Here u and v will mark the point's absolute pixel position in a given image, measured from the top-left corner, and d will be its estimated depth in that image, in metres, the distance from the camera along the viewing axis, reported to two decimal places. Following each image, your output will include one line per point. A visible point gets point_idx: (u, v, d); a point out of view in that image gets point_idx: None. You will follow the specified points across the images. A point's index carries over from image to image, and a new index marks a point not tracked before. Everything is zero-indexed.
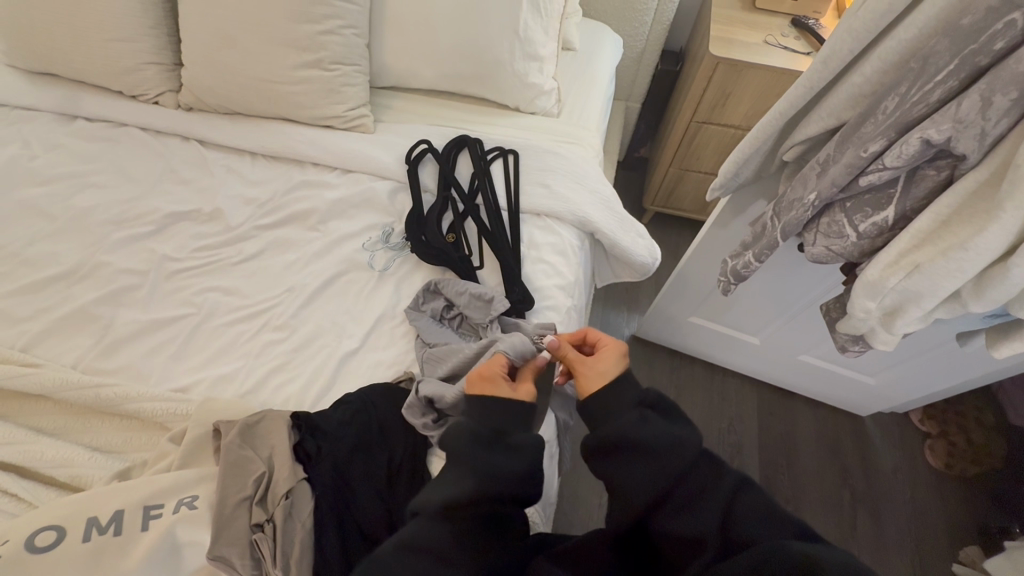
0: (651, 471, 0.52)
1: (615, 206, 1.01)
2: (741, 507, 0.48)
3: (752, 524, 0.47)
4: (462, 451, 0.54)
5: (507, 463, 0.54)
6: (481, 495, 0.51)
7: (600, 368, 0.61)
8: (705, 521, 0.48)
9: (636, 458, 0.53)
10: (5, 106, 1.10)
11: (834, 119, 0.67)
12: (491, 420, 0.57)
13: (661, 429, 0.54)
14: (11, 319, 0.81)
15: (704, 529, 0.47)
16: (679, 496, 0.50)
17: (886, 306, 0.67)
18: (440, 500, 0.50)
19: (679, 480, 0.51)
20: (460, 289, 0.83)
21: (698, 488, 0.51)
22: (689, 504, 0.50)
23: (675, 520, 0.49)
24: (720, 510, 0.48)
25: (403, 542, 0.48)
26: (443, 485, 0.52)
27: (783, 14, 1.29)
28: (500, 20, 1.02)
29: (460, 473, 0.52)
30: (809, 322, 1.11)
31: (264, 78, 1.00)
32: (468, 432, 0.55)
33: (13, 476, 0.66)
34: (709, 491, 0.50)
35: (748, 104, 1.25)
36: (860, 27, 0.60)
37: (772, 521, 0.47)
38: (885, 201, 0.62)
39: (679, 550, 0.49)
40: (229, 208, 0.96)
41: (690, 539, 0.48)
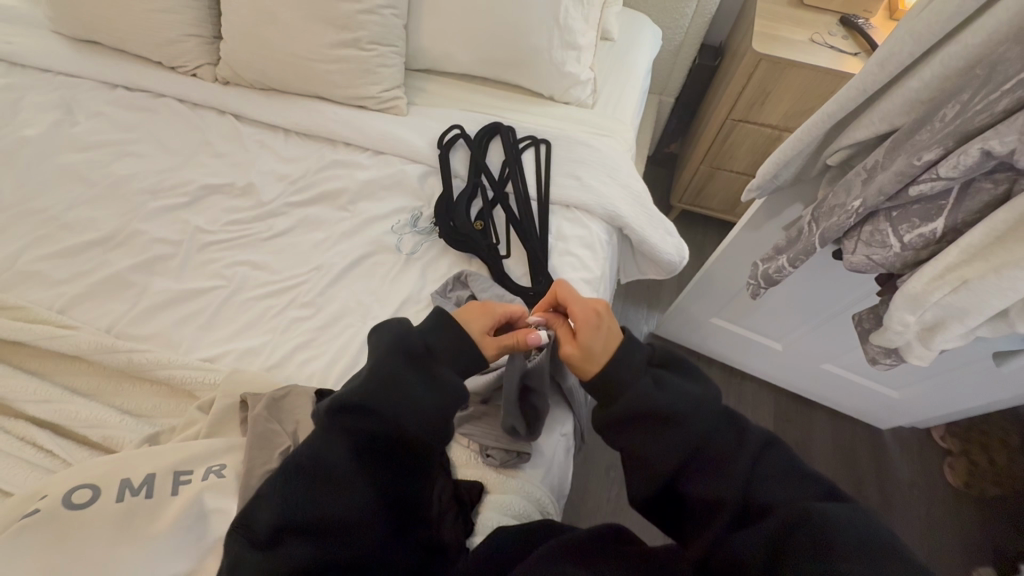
0: (670, 439, 0.51)
1: (646, 202, 1.00)
2: (760, 472, 0.48)
3: (770, 488, 0.47)
4: (389, 363, 0.55)
5: (422, 392, 0.55)
6: (379, 416, 0.53)
7: (602, 328, 0.58)
8: (722, 487, 0.48)
9: (648, 428, 0.52)
10: (48, 72, 1.12)
11: (887, 124, 0.65)
12: (424, 336, 0.58)
13: (672, 392, 0.53)
14: (49, 281, 0.83)
15: (723, 494, 0.48)
16: (700, 463, 0.50)
17: (926, 321, 0.65)
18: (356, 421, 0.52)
19: (697, 451, 0.51)
20: (483, 284, 0.82)
21: (717, 457, 0.50)
22: (707, 470, 0.50)
23: (695, 485, 0.50)
24: (741, 479, 0.48)
25: (291, 462, 0.51)
26: (356, 403, 0.53)
27: (831, 12, 1.24)
28: (540, 6, 1.01)
29: (372, 386, 0.54)
30: (837, 330, 1.08)
31: (301, 55, 1.00)
32: (400, 337, 0.57)
33: (50, 433, 0.68)
34: (726, 461, 0.49)
35: (789, 104, 1.22)
36: (922, 30, 0.58)
37: (792, 484, 0.47)
38: (935, 212, 0.60)
39: (698, 510, 0.49)
40: (262, 183, 0.97)
41: (709, 502, 0.49)
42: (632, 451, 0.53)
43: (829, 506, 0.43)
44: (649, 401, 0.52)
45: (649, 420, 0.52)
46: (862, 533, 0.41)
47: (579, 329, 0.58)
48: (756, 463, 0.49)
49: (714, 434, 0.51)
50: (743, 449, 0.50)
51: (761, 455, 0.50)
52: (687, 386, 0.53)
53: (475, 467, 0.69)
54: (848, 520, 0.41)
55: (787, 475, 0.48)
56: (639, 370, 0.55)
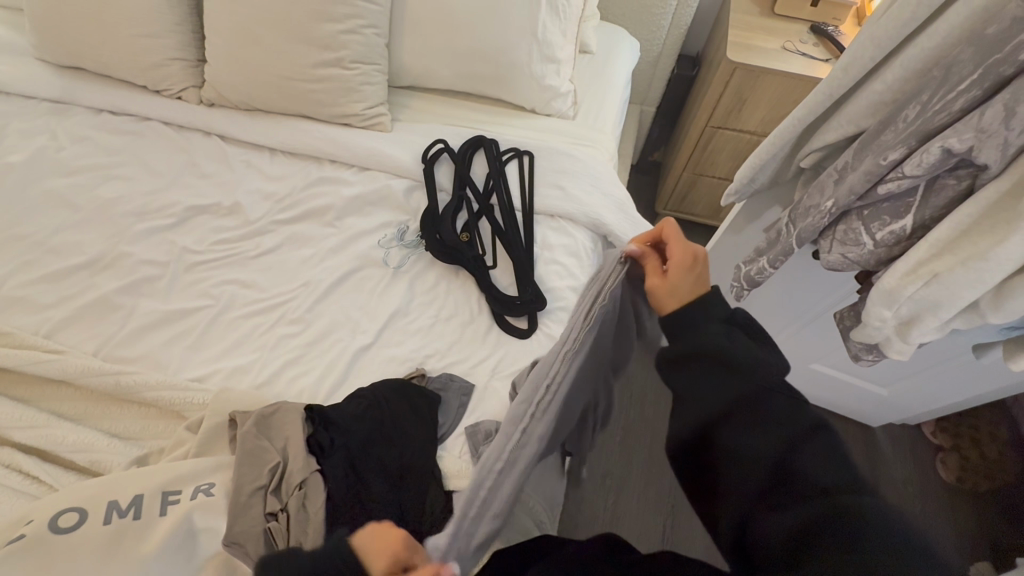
0: (720, 385, 0.44)
1: (630, 209, 1.02)
2: (809, 448, 0.40)
3: (815, 465, 0.39)
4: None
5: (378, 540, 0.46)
6: None
7: (692, 273, 0.53)
8: (761, 451, 0.41)
9: (703, 370, 0.45)
10: (32, 98, 1.12)
11: (854, 126, 0.67)
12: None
13: (746, 347, 0.46)
14: (36, 306, 0.83)
15: (758, 461, 0.40)
16: (749, 414, 0.42)
17: (902, 316, 0.66)
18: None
19: (745, 402, 0.43)
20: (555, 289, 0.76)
21: (765, 413, 0.42)
22: (749, 425, 0.42)
23: (730, 440, 0.42)
24: (784, 446, 0.41)
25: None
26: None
27: (802, 20, 1.28)
28: (519, 23, 1.03)
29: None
30: (822, 330, 1.10)
31: (285, 75, 1.02)
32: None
33: (37, 459, 0.68)
34: (774, 421, 0.42)
35: (765, 110, 1.25)
36: (881, 36, 0.60)
37: (837, 467, 0.40)
38: (904, 210, 0.62)
39: (725, 472, 0.42)
40: (249, 203, 0.98)
41: (739, 463, 0.41)
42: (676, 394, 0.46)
43: (880, 507, 0.37)
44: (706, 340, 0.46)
45: (706, 358, 0.45)
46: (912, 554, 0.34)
47: (670, 266, 0.54)
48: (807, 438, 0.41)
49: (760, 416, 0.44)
50: (796, 424, 0.42)
51: (811, 432, 0.41)
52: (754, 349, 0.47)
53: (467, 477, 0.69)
54: (899, 533, 0.35)
55: (839, 460, 0.40)
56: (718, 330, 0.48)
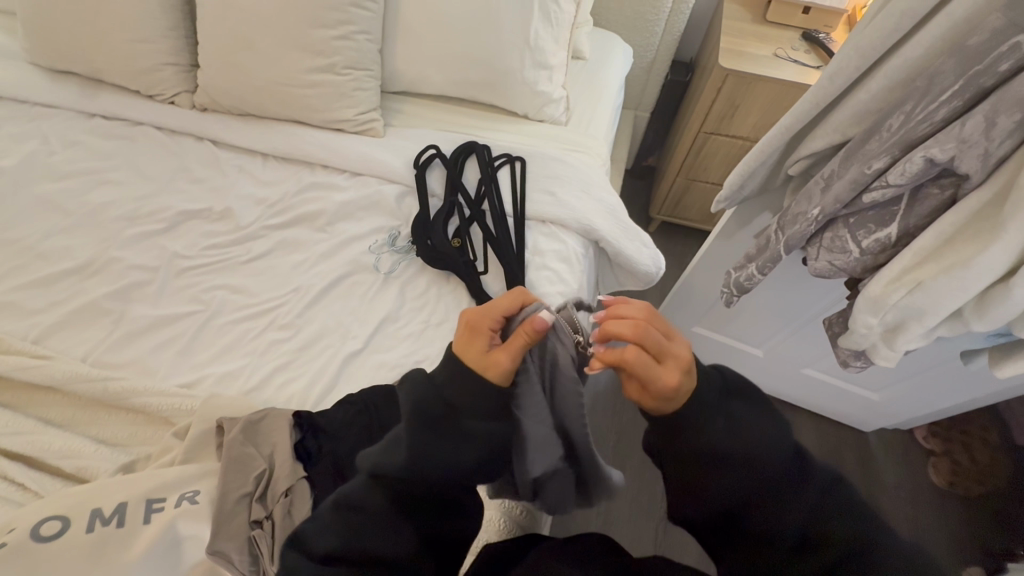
0: (737, 473, 0.46)
1: (621, 215, 1.02)
2: (826, 507, 0.45)
3: (831, 523, 0.44)
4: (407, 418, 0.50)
5: (454, 455, 0.49)
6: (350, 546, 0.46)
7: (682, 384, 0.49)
8: (783, 522, 0.45)
9: (721, 463, 0.47)
10: (24, 102, 1.12)
11: (840, 135, 0.67)
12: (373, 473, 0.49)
13: (754, 423, 0.48)
14: (25, 311, 0.83)
15: (784, 533, 0.44)
16: (770, 493, 0.45)
17: (887, 323, 0.66)
18: (366, 466, 0.50)
19: (768, 481, 0.46)
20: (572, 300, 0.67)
21: (783, 484, 0.46)
22: (771, 502, 0.45)
23: (754, 517, 0.45)
24: (804, 513, 0.45)
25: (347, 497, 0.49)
26: (380, 449, 0.50)
27: (793, 27, 1.29)
28: (511, 30, 1.04)
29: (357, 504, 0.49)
30: (814, 335, 1.10)
31: (277, 81, 1.02)
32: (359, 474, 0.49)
33: (22, 465, 0.68)
34: (794, 494, 0.45)
35: (757, 117, 1.26)
36: (866, 45, 0.61)
37: (849, 517, 0.44)
38: (889, 218, 0.62)
39: (748, 540, 0.46)
40: (240, 208, 0.98)
41: (762, 537, 0.45)
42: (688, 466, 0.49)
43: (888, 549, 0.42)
44: (715, 438, 0.47)
45: (723, 453, 0.47)
46: None
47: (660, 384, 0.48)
48: (822, 495, 0.45)
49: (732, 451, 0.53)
50: (812, 481, 0.46)
51: (827, 488, 0.46)
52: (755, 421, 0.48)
53: None
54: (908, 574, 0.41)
55: (849, 509, 0.45)
56: (715, 409, 0.48)
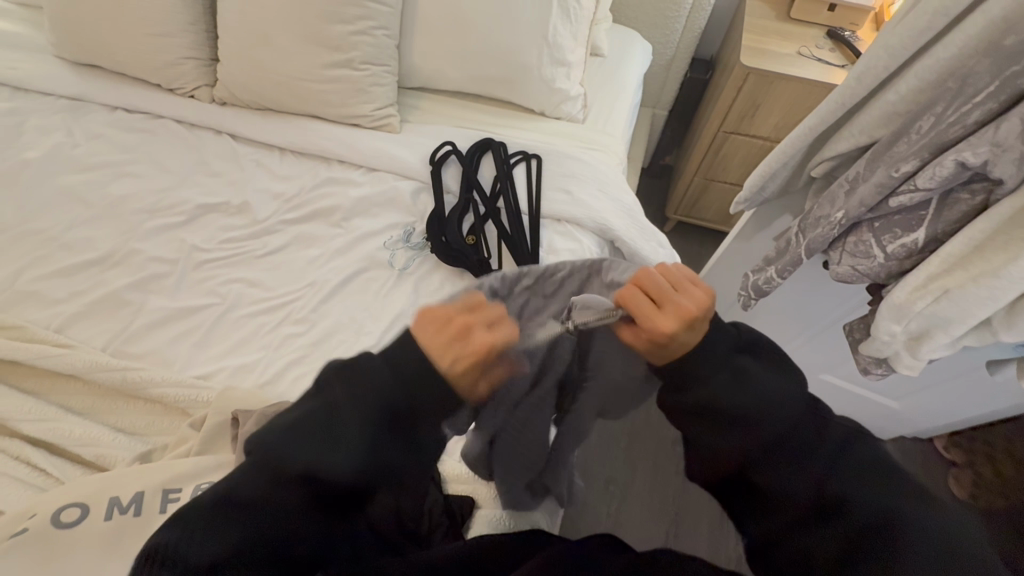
0: (748, 431, 0.43)
1: (637, 215, 1.01)
2: (844, 468, 0.41)
3: (852, 484, 0.40)
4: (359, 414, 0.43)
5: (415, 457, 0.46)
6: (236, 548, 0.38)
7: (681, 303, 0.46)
8: (795, 484, 0.41)
9: (726, 419, 0.44)
10: (49, 95, 1.14)
11: (866, 136, 0.66)
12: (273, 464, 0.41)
13: (768, 377, 0.45)
14: (47, 300, 0.85)
15: (792, 495, 0.41)
16: (782, 452, 0.42)
17: (912, 330, 0.65)
18: (298, 466, 0.41)
19: (780, 437, 0.43)
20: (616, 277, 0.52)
21: (796, 443, 0.42)
22: (785, 463, 0.42)
23: (764, 479, 0.42)
24: (819, 473, 0.41)
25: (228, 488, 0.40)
26: (296, 434, 0.42)
27: (818, 24, 1.26)
28: (529, 26, 1.03)
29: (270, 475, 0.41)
30: (832, 340, 1.08)
31: (295, 76, 1.02)
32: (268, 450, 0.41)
33: (44, 452, 0.69)
34: (809, 453, 0.42)
35: (778, 116, 1.23)
36: (895, 45, 0.59)
37: (870, 476, 0.40)
38: (915, 223, 0.61)
39: (758, 502, 0.43)
40: (257, 202, 0.98)
41: (774, 496, 0.42)
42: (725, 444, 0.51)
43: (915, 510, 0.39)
44: (725, 393, 0.45)
45: (737, 410, 0.44)
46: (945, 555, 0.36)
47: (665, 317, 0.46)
48: (837, 454, 0.42)
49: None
50: (826, 437, 0.43)
51: (844, 448, 0.42)
52: (768, 381, 0.45)
53: (467, 481, 0.72)
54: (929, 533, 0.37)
55: (869, 469, 0.41)
56: (721, 361, 0.46)
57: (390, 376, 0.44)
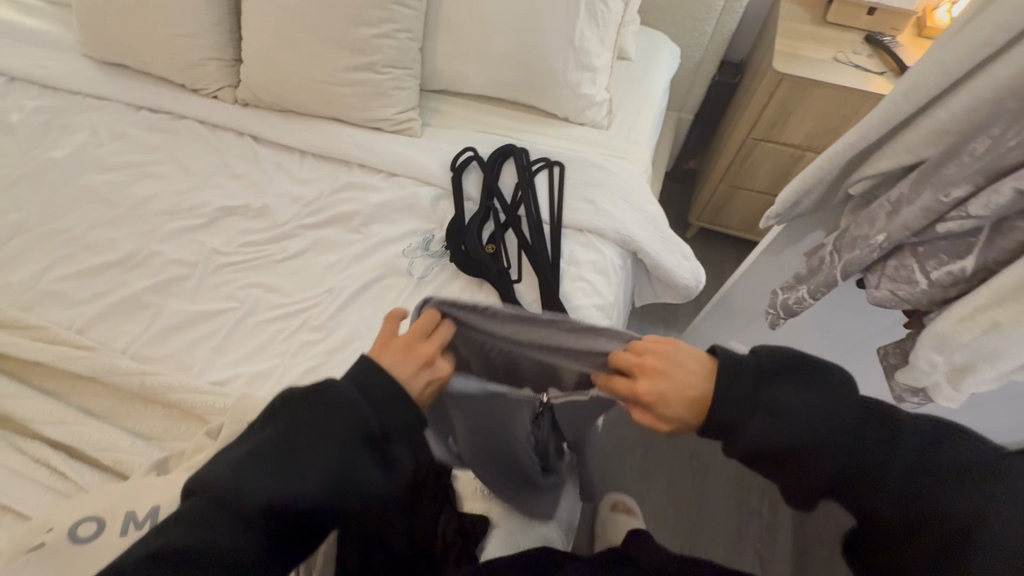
0: (823, 467, 0.47)
1: (662, 226, 0.98)
2: (928, 465, 0.45)
3: (935, 486, 0.44)
4: (323, 438, 0.46)
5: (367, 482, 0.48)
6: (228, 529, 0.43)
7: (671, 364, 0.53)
8: (895, 492, 0.45)
9: (797, 455, 0.47)
10: (76, 93, 1.15)
11: (912, 155, 0.62)
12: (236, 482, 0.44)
13: (795, 393, 0.48)
14: (70, 301, 0.85)
15: (885, 512, 0.46)
16: (868, 468, 0.46)
17: (955, 362, 0.61)
18: (259, 500, 0.43)
19: (848, 466, 0.47)
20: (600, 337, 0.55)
21: (867, 464, 0.46)
22: (867, 475, 0.46)
23: (869, 503, 0.46)
24: (894, 488, 0.45)
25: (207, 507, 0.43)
26: (240, 468, 0.44)
27: (856, 29, 1.21)
28: (555, 30, 1.01)
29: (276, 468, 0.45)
30: (861, 359, 1.04)
31: (318, 79, 1.01)
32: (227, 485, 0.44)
33: (63, 455, 0.70)
34: (876, 470, 0.46)
35: (811, 124, 1.19)
36: (950, 61, 0.56)
37: (944, 473, 0.45)
38: (964, 250, 0.57)
39: (868, 525, 0.47)
40: (277, 205, 0.98)
41: (869, 516, 0.47)
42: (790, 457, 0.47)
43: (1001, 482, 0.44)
44: (783, 433, 0.47)
45: (801, 449, 0.47)
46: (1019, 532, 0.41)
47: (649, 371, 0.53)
48: (917, 456, 0.46)
49: (921, 468, 0.45)
50: (895, 443, 0.46)
51: (910, 443, 0.46)
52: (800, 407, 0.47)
53: (481, 501, 0.72)
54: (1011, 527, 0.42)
55: (920, 462, 0.45)
56: (756, 394, 0.49)
57: (368, 408, 0.49)
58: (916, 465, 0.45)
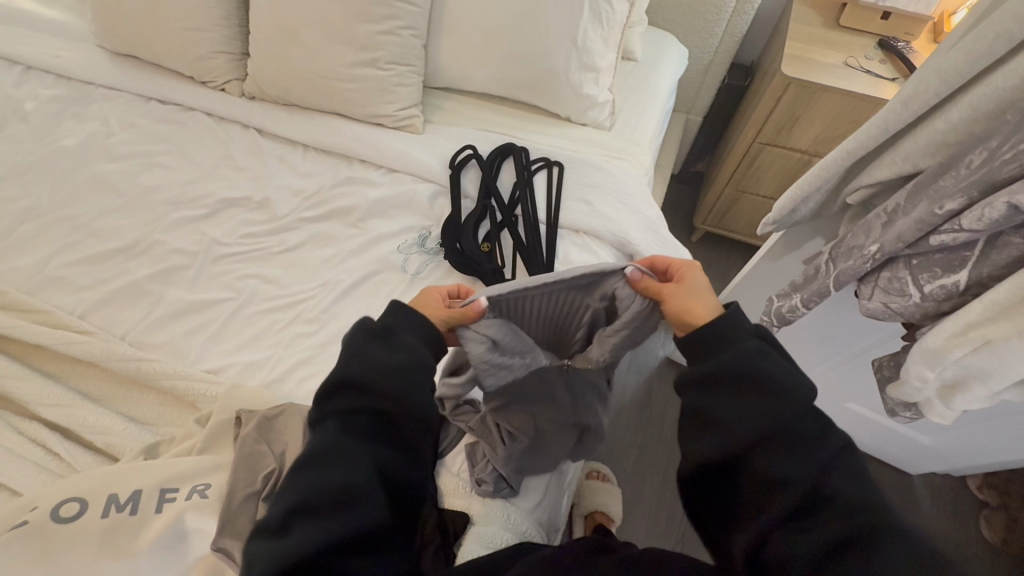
0: (758, 411, 0.46)
1: (660, 229, 0.97)
2: (845, 464, 0.44)
3: (846, 481, 0.42)
4: (390, 335, 0.55)
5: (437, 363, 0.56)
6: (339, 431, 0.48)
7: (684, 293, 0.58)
8: (804, 471, 0.43)
9: (741, 397, 0.47)
10: (90, 84, 1.18)
11: (909, 165, 0.61)
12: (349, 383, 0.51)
13: (775, 364, 0.48)
14: (74, 286, 0.88)
15: (795, 481, 0.43)
16: (795, 438, 0.44)
17: (946, 378, 0.60)
18: (361, 382, 0.51)
19: (785, 428, 0.45)
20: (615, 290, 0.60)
21: (807, 435, 0.44)
22: (793, 449, 0.44)
23: (774, 464, 0.44)
24: (818, 465, 0.43)
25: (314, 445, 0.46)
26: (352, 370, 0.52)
27: (869, 33, 1.19)
28: (558, 29, 1.00)
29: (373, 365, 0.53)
30: (861, 370, 1.02)
31: (322, 74, 1.02)
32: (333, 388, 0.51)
33: (59, 437, 0.72)
34: (810, 441, 0.44)
35: (819, 129, 1.17)
36: (950, 70, 0.54)
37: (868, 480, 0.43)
38: (958, 263, 0.56)
39: (756, 492, 0.44)
40: (278, 198, 0.99)
41: (770, 484, 0.44)
42: (714, 414, 0.47)
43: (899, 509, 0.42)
44: (746, 367, 0.48)
45: (746, 387, 0.47)
46: (917, 557, 0.39)
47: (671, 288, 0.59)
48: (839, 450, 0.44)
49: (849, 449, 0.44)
50: (830, 439, 0.44)
51: (842, 450, 0.44)
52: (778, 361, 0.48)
53: (462, 496, 0.70)
54: (909, 542, 0.39)
55: (853, 466, 0.44)
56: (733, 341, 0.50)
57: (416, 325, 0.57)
58: (821, 431, 0.45)
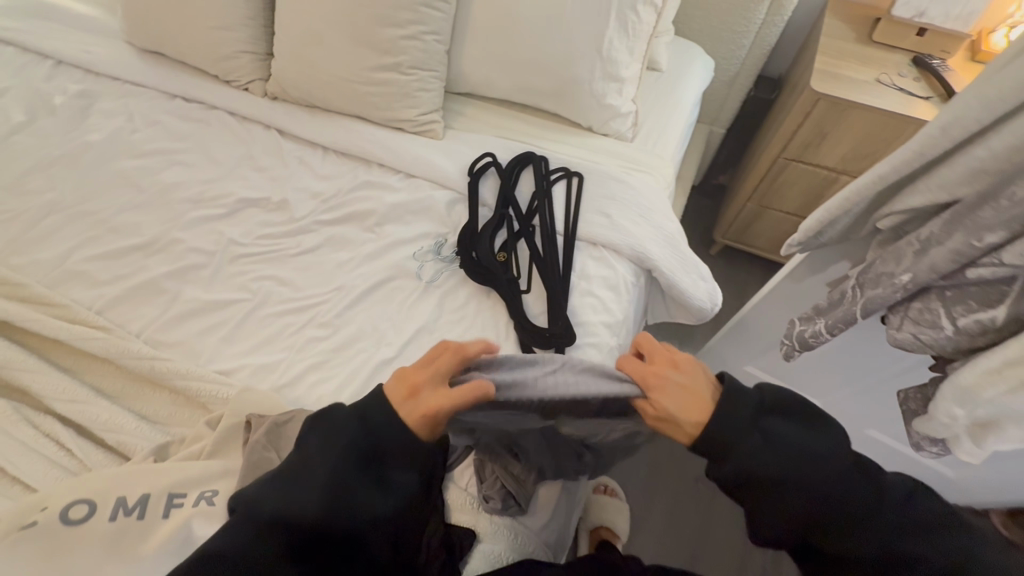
0: (786, 501, 0.52)
1: (679, 244, 0.95)
2: (874, 506, 0.52)
3: (883, 523, 0.51)
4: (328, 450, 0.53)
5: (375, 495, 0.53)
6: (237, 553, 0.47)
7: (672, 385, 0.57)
8: (849, 532, 0.51)
9: (766, 488, 0.53)
10: (117, 80, 1.20)
11: (947, 193, 0.59)
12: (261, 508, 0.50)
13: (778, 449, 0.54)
14: (93, 281, 0.89)
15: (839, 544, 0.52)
16: (824, 509, 0.52)
17: (978, 417, 0.58)
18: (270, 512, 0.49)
19: (816, 503, 0.52)
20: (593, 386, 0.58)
21: (833, 505, 0.52)
22: (829, 519, 0.52)
23: (818, 532, 0.52)
24: (853, 526, 0.51)
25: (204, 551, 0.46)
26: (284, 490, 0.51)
27: (903, 50, 1.16)
28: (583, 38, 0.99)
29: (311, 484, 0.52)
30: (884, 396, 0.98)
31: (345, 77, 1.02)
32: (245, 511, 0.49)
33: (72, 432, 0.72)
34: (839, 505, 0.52)
35: (847, 146, 1.14)
36: (995, 97, 0.52)
37: (898, 512, 0.51)
38: (995, 298, 0.54)
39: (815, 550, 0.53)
40: (296, 200, 0.99)
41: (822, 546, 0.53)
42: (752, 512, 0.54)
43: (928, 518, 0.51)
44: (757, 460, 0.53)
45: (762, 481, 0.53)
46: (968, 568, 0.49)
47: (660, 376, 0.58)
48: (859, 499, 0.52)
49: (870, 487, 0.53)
50: (850, 494, 0.52)
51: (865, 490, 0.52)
52: (783, 438, 0.55)
53: (469, 513, 0.68)
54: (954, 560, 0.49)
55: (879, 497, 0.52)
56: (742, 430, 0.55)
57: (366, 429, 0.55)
58: (843, 493, 0.52)
